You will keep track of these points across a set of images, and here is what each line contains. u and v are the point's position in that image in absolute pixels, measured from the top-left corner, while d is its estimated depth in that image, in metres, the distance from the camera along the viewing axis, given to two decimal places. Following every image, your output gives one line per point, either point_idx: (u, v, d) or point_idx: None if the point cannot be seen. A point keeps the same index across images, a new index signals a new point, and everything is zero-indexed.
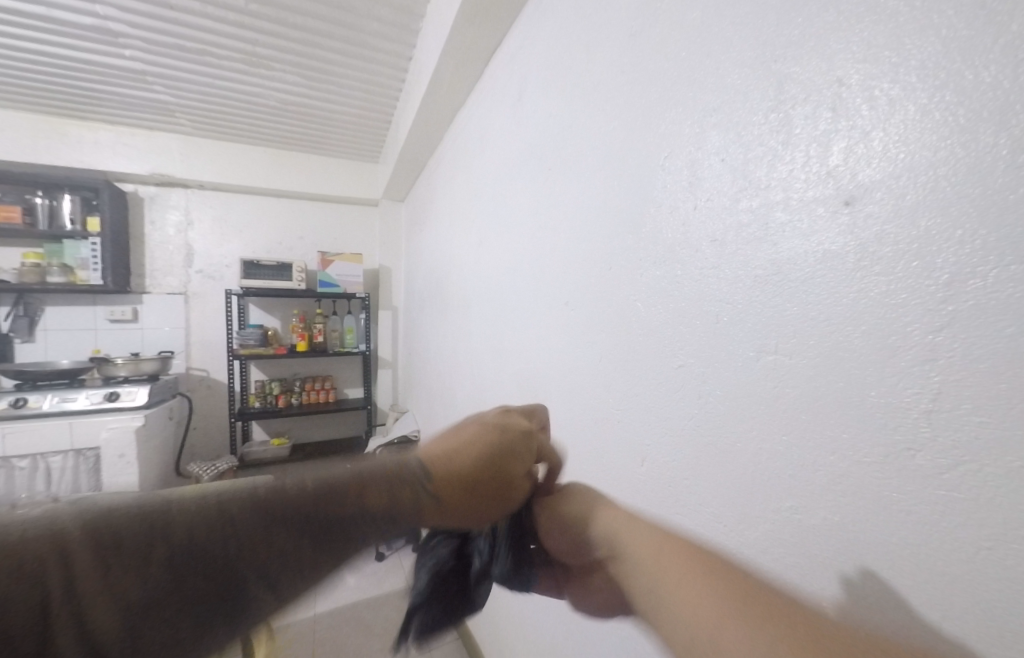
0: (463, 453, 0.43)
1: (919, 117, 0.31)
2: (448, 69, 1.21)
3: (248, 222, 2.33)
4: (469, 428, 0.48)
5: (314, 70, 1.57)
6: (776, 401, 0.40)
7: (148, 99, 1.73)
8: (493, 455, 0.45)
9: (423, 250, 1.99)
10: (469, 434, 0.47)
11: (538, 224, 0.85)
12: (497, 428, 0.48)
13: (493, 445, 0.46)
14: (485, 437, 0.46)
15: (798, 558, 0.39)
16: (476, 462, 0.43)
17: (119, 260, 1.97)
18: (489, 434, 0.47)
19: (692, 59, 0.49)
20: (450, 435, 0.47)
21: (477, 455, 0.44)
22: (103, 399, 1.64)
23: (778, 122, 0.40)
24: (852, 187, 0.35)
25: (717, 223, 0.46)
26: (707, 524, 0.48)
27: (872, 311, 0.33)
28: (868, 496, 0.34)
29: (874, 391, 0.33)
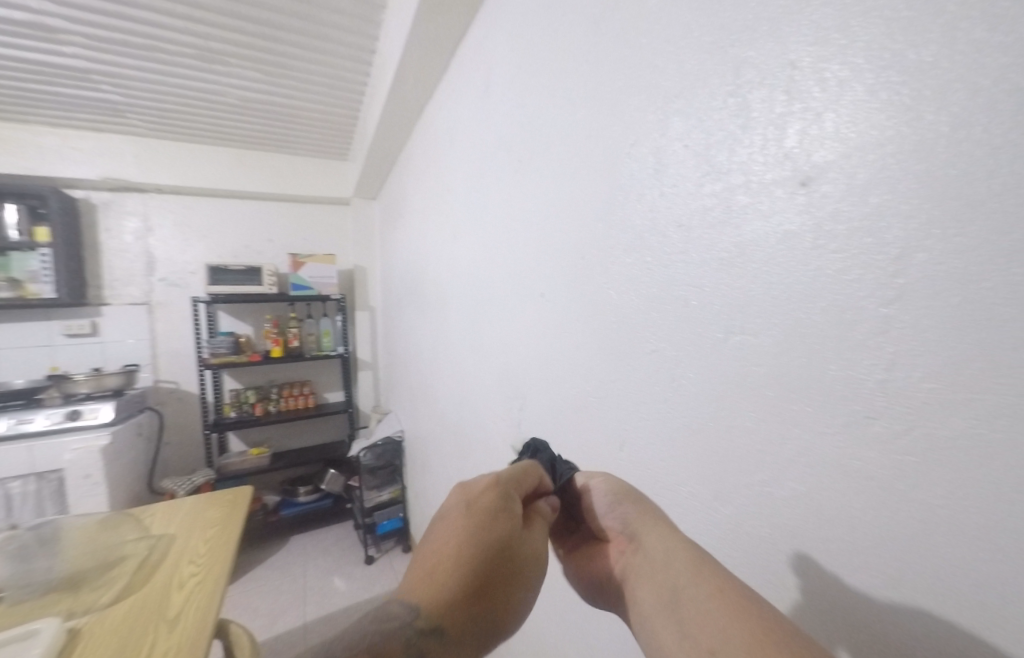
0: (446, 563, 0.41)
1: (867, 97, 0.32)
2: (413, 61, 1.17)
3: (212, 226, 2.23)
4: (438, 526, 0.44)
5: (273, 65, 1.51)
6: (744, 380, 0.41)
7: (96, 99, 1.64)
8: (477, 546, 0.42)
9: (398, 248, 1.95)
10: (439, 533, 0.43)
11: (512, 217, 0.84)
12: (466, 515, 0.44)
13: (472, 538, 0.42)
14: (460, 532, 0.43)
15: (771, 530, 0.40)
16: (461, 563, 0.41)
17: (73, 271, 1.86)
18: (463, 525, 0.43)
19: (653, 46, 0.50)
20: (430, 543, 0.43)
21: (461, 556, 0.41)
22: (64, 419, 1.56)
23: (736, 106, 0.41)
24: (808, 168, 0.35)
25: (683, 208, 0.47)
26: (685, 504, 0.49)
27: (829, 287, 0.34)
28: (832, 466, 0.35)
29: (834, 366, 0.34)
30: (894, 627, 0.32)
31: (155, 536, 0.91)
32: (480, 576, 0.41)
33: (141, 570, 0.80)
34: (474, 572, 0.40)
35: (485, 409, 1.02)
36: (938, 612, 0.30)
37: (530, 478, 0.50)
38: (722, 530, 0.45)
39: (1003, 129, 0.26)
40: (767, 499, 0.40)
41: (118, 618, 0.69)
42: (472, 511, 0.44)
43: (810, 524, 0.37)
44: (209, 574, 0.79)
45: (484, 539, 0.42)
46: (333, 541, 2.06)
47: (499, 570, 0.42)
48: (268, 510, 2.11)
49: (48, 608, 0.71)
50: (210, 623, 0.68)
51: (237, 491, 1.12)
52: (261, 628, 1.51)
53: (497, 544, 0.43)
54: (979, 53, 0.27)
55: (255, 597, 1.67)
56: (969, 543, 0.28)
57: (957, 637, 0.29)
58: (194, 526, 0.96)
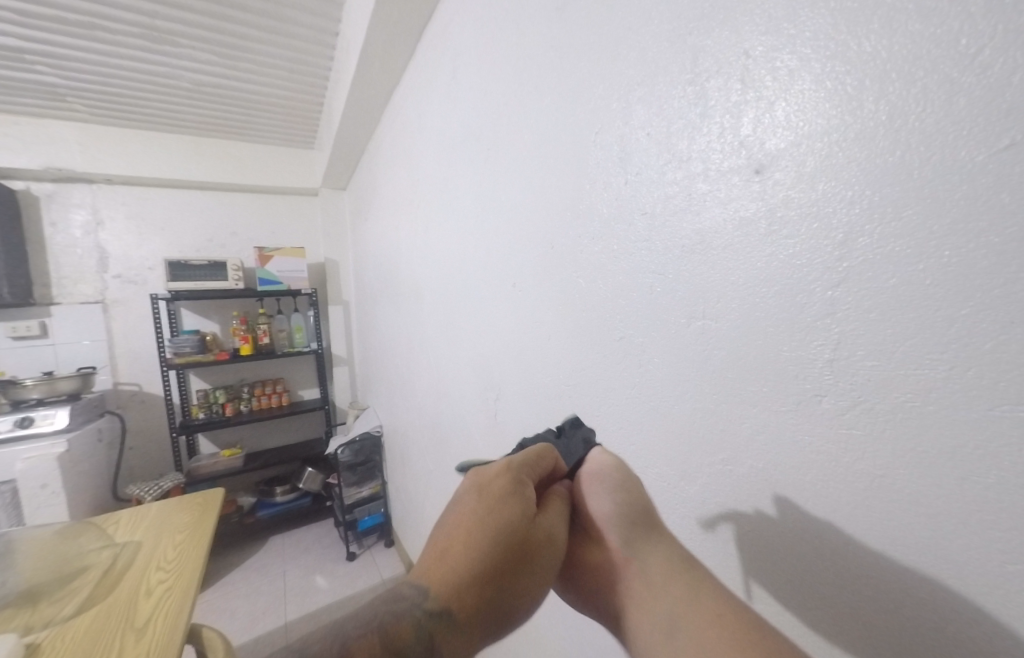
0: (457, 549, 0.39)
1: (814, 86, 0.33)
2: (378, 45, 1.13)
3: (170, 219, 2.12)
4: (450, 511, 0.43)
5: (229, 46, 1.43)
6: (706, 363, 0.43)
7: (33, 82, 1.51)
8: (489, 532, 0.40)
9: (369, 241, 1.91)
10: (450, 519, 0.42)
11: (483, 209, 0.83)
12: (478, 500, 0.42)
13: (484, 523, 0.41)
14: (473, 516, 0.41)
15: (732, 505, 0.42)
16: (471, 550, 0.39)
17: (16, 268, 1.73)
18: (474, 511, 0.42)
19: (615, 32, 0.49)
20: (441, 527, 0.42)
21: (472, 541, 0.40)
22: (14, 426, 1.46)
23: (694, 94, 0.41)
24: (761, 156, 0.36)
25: (646, 196, 0.47)
26: (654, 484, 0.51)
27: (782, 273, 0.36)
28: (785, 442, 0.37)
29: (786, 347, 0.36)
30: (841, 590, 0.35)
31: (120, 544, 0.87)
32: (490, 563, 0.39)
33: (104, 580, 0.77)
34: (484, 560, 0.39)
35: (462, 402, 1.02)
36: (880, 572, 0.32)
37: (545, 461, 0.48)
38: (688, 508, 0.47)
39: (934, 118, 0.28)
40: (729, 475, 0.42)
41: (81, 630, 0.66)
42: (484, 496, 0.43)
43: (767, 498, 0.39)
44: (179, 580, 0.77)
45: (496, 525, 0.41)
46: (312, 539, 2.04)
47: (511, 559, 0.40)
48: (243, 512, 2.06)
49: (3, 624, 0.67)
50: (181, 630, 0.66)
51: (208, 494, 1.08)
52: (239, 631, 1.48)
53: (508, 530, 0.41)
54: (913, 43, 0.28)
55: (232, 600, 1.63)
56: (905, 508, 0.30)
57: (896, 595, 0.31)
58: (162, 532, 0.92)
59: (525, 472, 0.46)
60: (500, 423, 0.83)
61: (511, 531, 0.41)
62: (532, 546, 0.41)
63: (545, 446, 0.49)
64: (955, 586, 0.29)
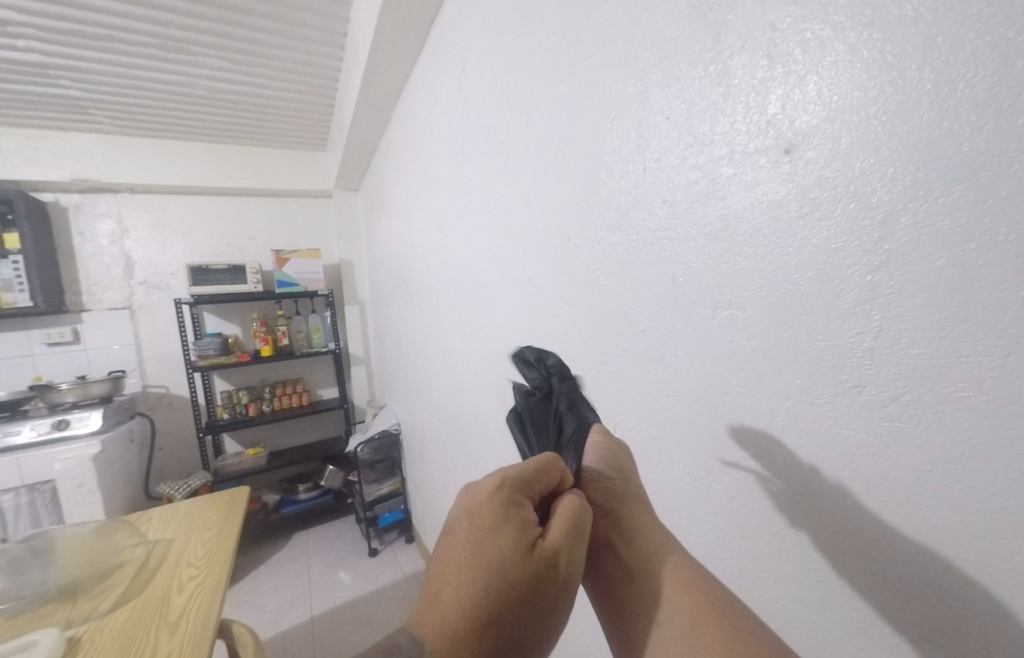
0: (450, 586, 0.37)
1: (848, 57, 0.31)
2: (386, 44, 1.13)
3: (191, 225, 2.17)
4: (443, 543, 0.40)
5: (242, 52, 1.44)
6: (733, 355, 0.41)
7: (56, 95, 1.56)
8: (477, 568, 0.37)
9: (383, 241, 1.92)
10: (443, 549, 0.40)
11: (496, 205, 0.82)
12: (466, 530, 0.39)
13: (474, 558, 0.37)
14: (464, 550, 0.38)
15: (764, 502, 0.40)
16: (461, 591, 0.37)
17: (48, 277, 1.80)
18: (463, 544, 0.39)
19: (630, 14, 0.48)
20: (437, 556, 0.40)
21: (463, 575, 0.37)
22: (51, 429, 1.53)
23: (717, 73, 0.39)
24: (791, 135, 0.35)
25: (667, 182, 0.46)
26: (680, 478, 0.49)
27: (816, 257, 0.34)
28: (823, 436, 0.35)
29: (822, 336, 0.34)
30: (883, 590, 0.33)
31: (152, 541, 0.90)
32: (485, 603, 0.36)
33: (139, 576, 0.79)
34: (484, 595, 0.36)
35: (479, 398, 1.01)
36: (928, 572, 0.30)
37: (549, 475, 0.43)
38: (716, 503, 0.45)
39: (987, 83, 0.26)
40: (760, 470, 0.40)
41: (118, 623, 0.68)
42: (472, 524, 0.39)
43: (801, 493, 0.37)
44: (209, 575, 0.79)
45: (485, 560, 0.37)
46: (335, 536, 2.07)
47: (515, 589, 0.36)
48: (268, 509, 2.11)
49: (47, 617, 0.70)
50: (212, 624, 0.68)
51: (233, 492, 1.11)
52: (268, 625, 1.52)
53: (499, 566, 0.37)
54: (961, 5, 0.26)
55: (260, 595, 1.68)
56: (955, 503, 0.29)
57: (947, 597, 0.30)
58: (191, 529, 0.95)
59: (520, 489, 0.41)
60: None
61: (504, 568, 0.37)
62: (535, 575, 0.37)
63: (548, 459, 0.44)
64: (1012, 588, 0.27)
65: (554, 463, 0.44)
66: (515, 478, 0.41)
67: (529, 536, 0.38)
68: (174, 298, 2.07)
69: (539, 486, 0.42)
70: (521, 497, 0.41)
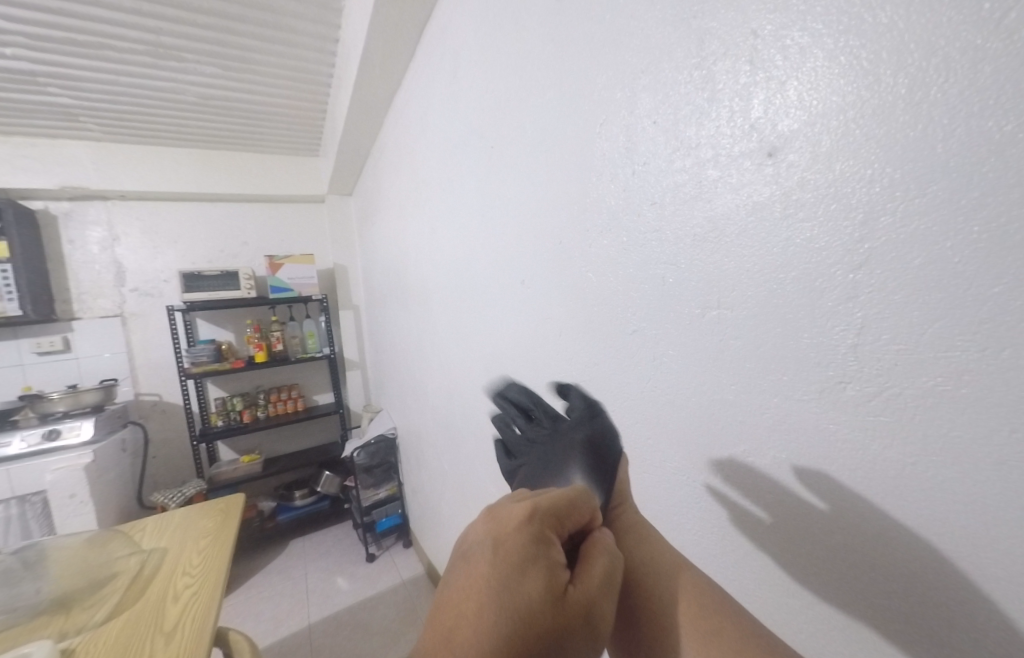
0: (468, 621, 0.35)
1: (826, 62, 0.32)
2: (377, 50, 1.14)
3: (182, 231, 2.16)
4: (462, 569, 0.38)
5: (233, 59, 1.45)
6: (723, 354, 0.42)
7: (44, 103, 1.55)
8: (502, 608, 0.35)
9: (376, 245, 1.92)
10: (462, 577, 0.37)
11: (489, 208, 0.83)
12: (491, 560, 0.37)
13: (498, 598, 0.35)
14: (488, 582, 0.36)
15: (756, 499, 0.41)
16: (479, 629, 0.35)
17: (38, 285, 1.79)
18: (487, 577, 0.36)
19: (616, 21, 0.49)
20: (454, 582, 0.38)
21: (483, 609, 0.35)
22: (42, 440, 1.51)
23: (702, 79, 0.40)
24: (773, 139, 0.35)
25: (655, 186, 0.46)
26: (674, 477, 0.49)
27: (800, 257, 0.35)
28: (810, 432, 0.36)
29: (807, 334, 0.35)
30: (871, 582, 0.34)
31: (146, 550, 0.89)
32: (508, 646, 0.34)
33: (134, 585, 0.79)
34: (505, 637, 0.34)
35: (474, 401, 1.02)
36: (914, 563, 0.31)
37: (580, 510, 0.42)
38: (709, 501, 0.46)
39: (958, 88, 0.26)
40: (751, 467, 0.41)
41: (113, 634, 0.68)
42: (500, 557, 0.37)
43: (790, 489, 0.38)
44: (205, 584, 0.78)
45: (513, 602, 0.35)
46: (332, 542, 2.06)
47: (539, 636, 0.35)
48: (264, 516, 2.09)
49: (40, 630, 0.69)
50: (208, 633, 0.67)
51: (228, 500, 1.10)
52: (265, 633, 1.51)
53: (527, 611, 0.35)
54: (932, 13, 0.27)
55: (256, 603, 1.66)
56: (938, 495, 0.29)
57: (933, 587, 0.30)
58: (186, 538, 0.94)
59: (550, 524, 0.40)
60: None
61: (531, 613, 0.35)
62: (563, 624, 0.36)
63: (581, 494, 0.42)
64: (994, 576, 0.28)
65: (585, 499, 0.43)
66: (547, 512, 0.40)
67: (560, 583, 0.37)
68: (167, 305, 2.05)
69: (570, 523, 0.41)
70: (554, 535, 0.39)
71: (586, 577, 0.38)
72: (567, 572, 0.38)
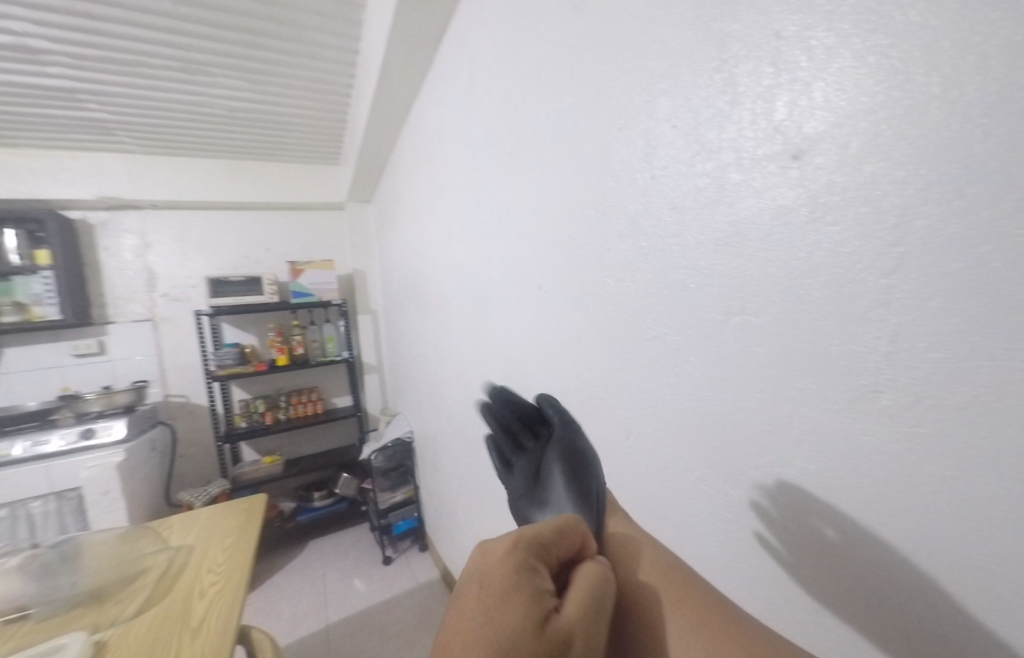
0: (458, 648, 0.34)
1: (854, 62, 0.31)
2: (397, 60, 1.17)
3: (210, 238, 2.24)
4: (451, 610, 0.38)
5: (258, 72, 1.50)
6: (747, 361, 0.41)
7: (83, 118, 1.63)
8: (484, 641, 0.34)
9: (394, 250, 1.95)
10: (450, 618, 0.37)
11: (505, 213, 0.83)
12: (473, 599, 0.37)
13: (480, 632, 0.35)
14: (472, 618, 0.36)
15: (783, 510, 0.40)
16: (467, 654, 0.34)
17: (76, 291, 1.87)
18: (470, 612, 0.36)
19: (635, 26, 0.48)
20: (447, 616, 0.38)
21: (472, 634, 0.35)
22: (79, 437, 1.58)
23: (723, 82, 0.40)
24: (799, 141, 0.35)
25: (675, 190, 0.46)
26: (695, 486, 0.48)
27: (829, 261, 0.34)
28: (840, 442, 0.35)
29: (837, 341, 0.34)
30: (907, 598, 0.32)
31: (174, 548, 0.92)
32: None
33: (162, 581, 0.81)
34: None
35: (490, 406, 1.02)
36: (954, 579, 0.30)
37: (568, 538, 0.43)
38: (732, 511, 0.45)
39: (996, 86, 0.26)
40: (778, 477, 0.39)
41: (142, 628, 0.70)
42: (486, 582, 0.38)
43: (820, 501, 0.37)
44: (229, 582, 0.80)
45: (494, 633, 0.34)
46: (350, 544, 2.08)
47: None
48: (284, 517, 2.13)
49: (75, 622, 0.72)
50: (232, 631, 0.69)
51: (252, 500, 1.13)
52: (285, 632, 1.53)
53: (511, 636, 0.34)
54: (967, 9, 0.26)
55: (276, 602, 1.69)
56: (980, 508, 0.28)
57: (976, 604, 0.29)
58: (211, 536, 0.96)
59: (535, 552, 0.40)
60: None
61: (512, 641, 0.34)
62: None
63: (569, 521, 0.44)
64: None
65: (574, 526, 0.44)
66: (531, 539, 0.40)
67: (543, 609, 0.37)
68: (194, 310, 2.13)
69: (557, 550, 0.42)
70: (540, 565, 0.40)
71: (573, 603, 0.38)
72: (554, 601, 0.38)
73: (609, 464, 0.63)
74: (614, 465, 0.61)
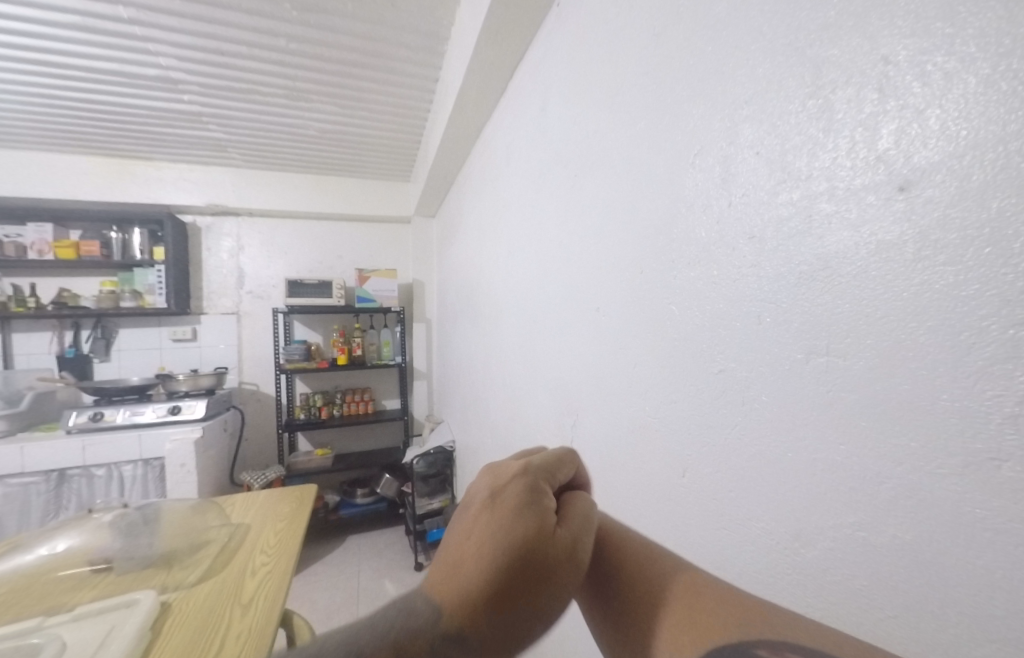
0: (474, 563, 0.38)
1: (981, 89, 0.28)
2: (473, 87, 1.23)
3: (292, 244, 2.46)
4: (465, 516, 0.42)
5: (349, 98, 1.65)
6: (830, 407, 0.37)
7: (203, 137, 1.88)
8: (485, 537, 0.39)
9: (454, 263, 2.03)
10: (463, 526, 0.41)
11: (567, 235, 0.84)
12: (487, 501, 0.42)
13: (489, 533, 0.39)
14: (482, 525, 0.40)
15: (866, 579, 0.35)
16: (488, 558, 0.38)
17: (181, 283, 2.13)
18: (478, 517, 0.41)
19: (720, 51, 0.47)
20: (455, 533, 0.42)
21: (485, 554, 0.38)
22: (167, 413, 1.78)
23: (818, 108, 0.38)
24: (907, 172, 0.32)
25: (755, 219, 0.44)
26: (759, 537, 0.44)
27: (938, 303, 0.30)
28: (945, 509, 0.30)
29: (945, 395, 0.30)
30: None
31: (234, 525, 0.99)
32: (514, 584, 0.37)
33: (221, 554, 0.88)
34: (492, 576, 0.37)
35: (535, 424, 1.01)
36: None
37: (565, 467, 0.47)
38: (803, 571, 0.40)
39: None
40: (864, 539, 0.35)
41: (202, 596, 0.75)
42: (490, 516, 0.40)
43: (915, 573, 0.32)
44: (279, 564, 0.85)
45: (499, 531, 0.39)
46: (386, 544, 2.13)
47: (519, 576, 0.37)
48: (329, 509, 2.23)
49: (147, 581, 0.80)
50: (277, 612, 0.72)
51: (303, 489, 1.20)
52: (320, 622, 1.59)
53: (505, 537, 0.38)
54: None
55: (315, 590, 1.76)
56: None
57: None
58: (266, 518, 1.03)
59: (543, 476, 0.44)
60: (577, 452, 0.81)
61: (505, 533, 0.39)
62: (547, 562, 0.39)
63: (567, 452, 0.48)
64: None
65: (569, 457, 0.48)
66: (538, 467, 0.45)
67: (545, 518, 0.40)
68: (273, 308, 2.34)
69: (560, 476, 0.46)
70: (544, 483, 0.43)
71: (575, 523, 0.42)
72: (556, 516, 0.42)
73: (659, 500, 0.59)
74: (665, 502, 0.58)
